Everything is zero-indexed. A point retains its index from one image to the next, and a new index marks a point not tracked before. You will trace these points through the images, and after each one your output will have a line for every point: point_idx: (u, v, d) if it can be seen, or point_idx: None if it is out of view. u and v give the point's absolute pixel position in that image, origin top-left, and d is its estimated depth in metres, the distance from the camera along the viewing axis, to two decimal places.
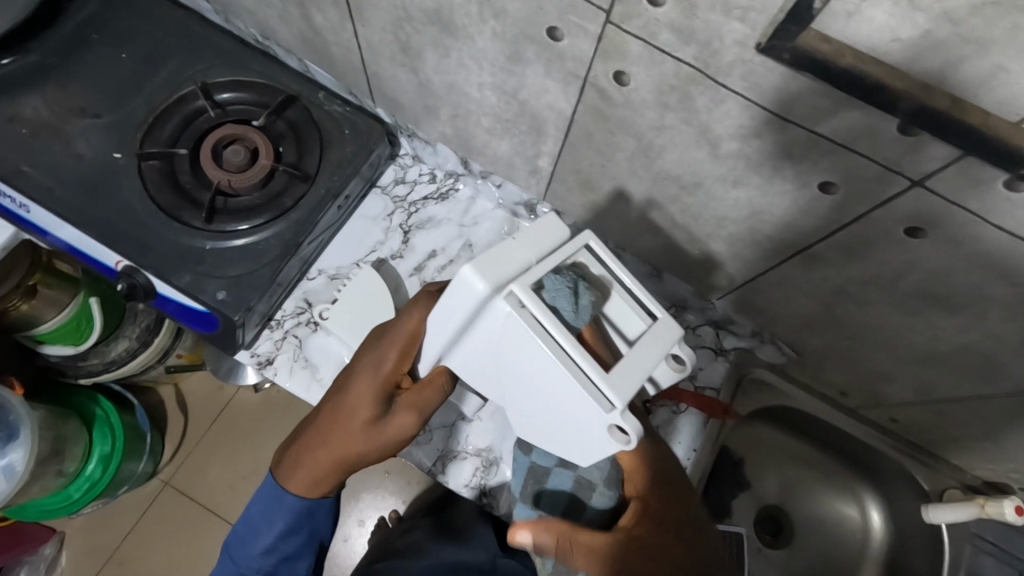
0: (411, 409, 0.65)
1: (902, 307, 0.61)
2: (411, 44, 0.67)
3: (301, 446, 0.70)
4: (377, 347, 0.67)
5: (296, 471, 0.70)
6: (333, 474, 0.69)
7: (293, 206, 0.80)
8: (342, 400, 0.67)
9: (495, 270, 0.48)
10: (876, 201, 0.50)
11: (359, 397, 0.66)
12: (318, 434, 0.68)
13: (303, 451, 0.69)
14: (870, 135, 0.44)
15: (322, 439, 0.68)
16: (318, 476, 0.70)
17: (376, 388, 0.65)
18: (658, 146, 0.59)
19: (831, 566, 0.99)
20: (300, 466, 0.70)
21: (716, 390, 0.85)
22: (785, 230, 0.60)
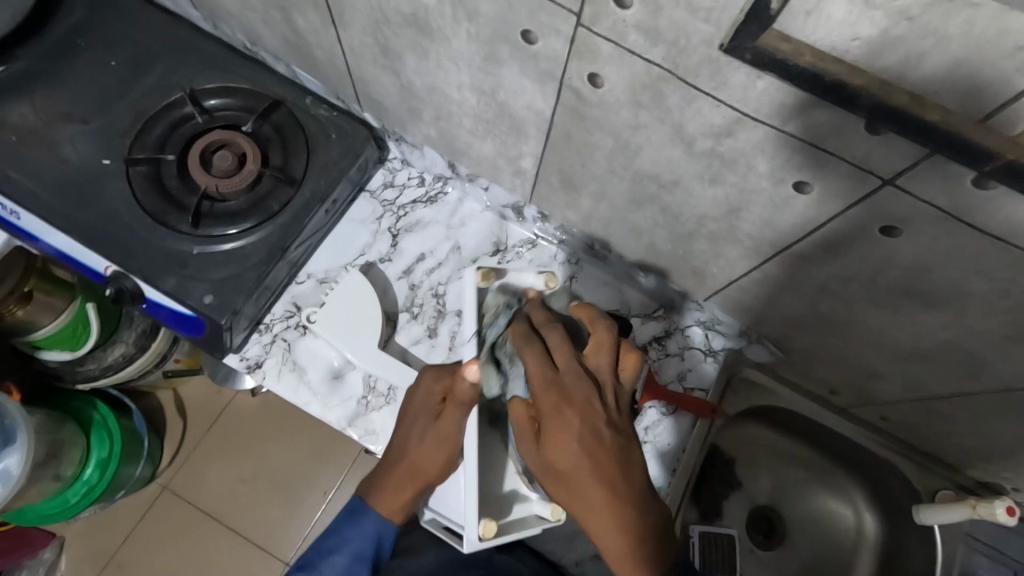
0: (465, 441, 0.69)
1: (883, 303, 0.61)
2: (391, 47, 0.67)
3: (408, 490, 0.71)
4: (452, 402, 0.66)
5: (382, 502, 0.72)
6: (412, 499, 0.72)
7: (279, 210, 0.80)
8: (442, 458, 0.68)
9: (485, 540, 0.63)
10: (851, 197, 0.50)
11: (441, 435, 0.68)
12: (427, 481, 0.70)
13: (408, 492, 0.71)
14: (836, 132, 0.44)
15: (430, 482, 0.70)
16: (404, 505, 0.72)
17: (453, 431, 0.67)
18: (636, 145, 0.59)
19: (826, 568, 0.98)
20: (386, 498, 0.72)
21: (704, 390, 0.86)
22: (764, 229, 0.60)
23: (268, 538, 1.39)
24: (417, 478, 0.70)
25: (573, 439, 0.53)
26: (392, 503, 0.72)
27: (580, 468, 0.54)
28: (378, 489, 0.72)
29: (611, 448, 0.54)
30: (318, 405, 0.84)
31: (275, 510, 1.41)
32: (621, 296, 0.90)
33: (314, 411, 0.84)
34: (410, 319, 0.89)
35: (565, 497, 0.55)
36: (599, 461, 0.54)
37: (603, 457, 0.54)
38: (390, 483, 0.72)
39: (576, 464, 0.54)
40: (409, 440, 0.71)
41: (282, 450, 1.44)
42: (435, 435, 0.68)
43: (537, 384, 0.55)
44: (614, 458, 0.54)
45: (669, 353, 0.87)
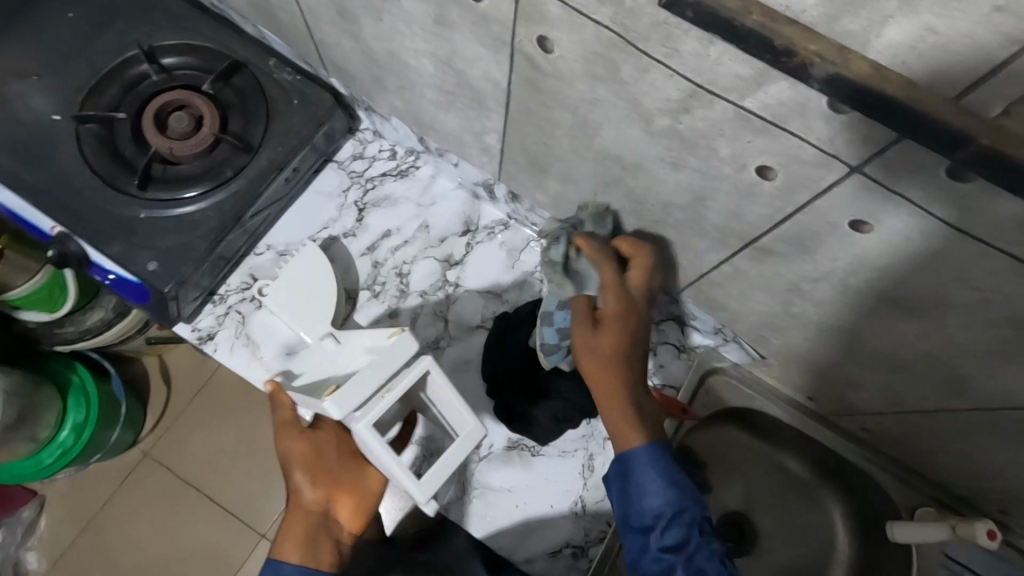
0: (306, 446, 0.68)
1: (856, 307, 0.56)
2: (346, 7, 0.62)
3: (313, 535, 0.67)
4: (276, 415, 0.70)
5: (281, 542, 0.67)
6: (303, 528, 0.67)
7: (234, 177, 0.77)
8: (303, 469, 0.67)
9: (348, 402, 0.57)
10: (816, 189, 0.45)
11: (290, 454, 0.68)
12: (323, 508, 0.68)
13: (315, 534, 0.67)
14: (797, 110, 0.39)
15: (329, 508, 0.68)
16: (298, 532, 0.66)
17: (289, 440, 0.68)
18: (595, 122, 0.54)
19: None
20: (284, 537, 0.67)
21: (675, 388, 0.86)
22: (731, 220, 0.55)
23: (242, 510, 1.39)
24: (311, 511, 0.67)
25: (620, 323, 0.63)
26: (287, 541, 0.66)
27: (618, 350, 0.62)
28: (280, 546, 0.66)
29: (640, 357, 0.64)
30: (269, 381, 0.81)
31: (251, 483, 1.40)
32: None
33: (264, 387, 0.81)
34: (370, 298, 0.86)
35: (595, 366, 0.62)
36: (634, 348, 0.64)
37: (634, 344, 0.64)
38: (291, 533, 0.66)
39: (618, 340, 0.63)
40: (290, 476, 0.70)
41: (260, 425, 1.43)
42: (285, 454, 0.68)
43: (606, 283, 0.64)
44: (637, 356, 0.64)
45: None
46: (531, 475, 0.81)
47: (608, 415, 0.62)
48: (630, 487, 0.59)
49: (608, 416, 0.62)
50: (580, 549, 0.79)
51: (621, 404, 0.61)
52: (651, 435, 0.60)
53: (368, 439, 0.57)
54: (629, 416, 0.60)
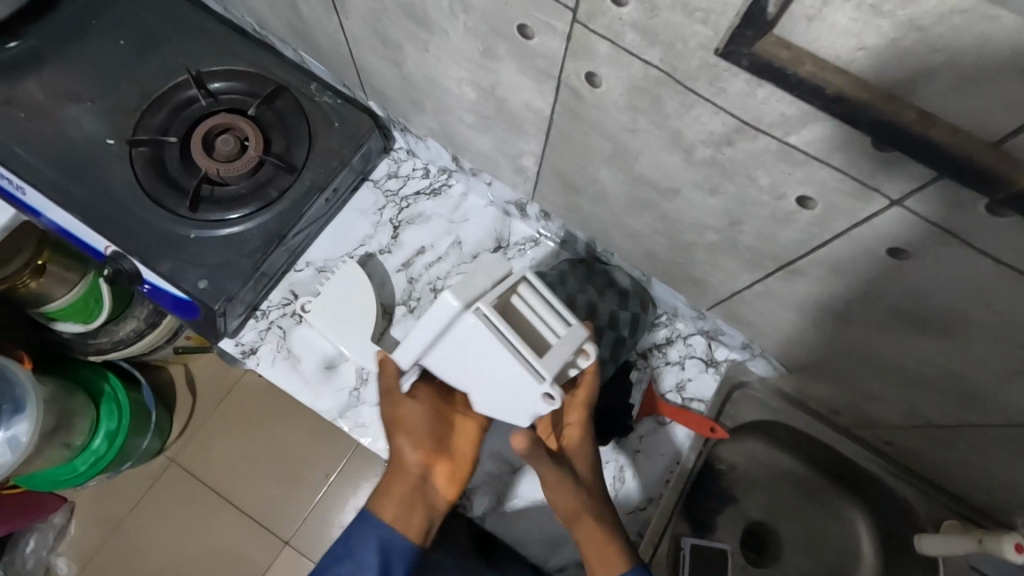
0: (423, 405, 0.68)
1: (887, 328, 0.57)
2: (391, 38, 0.65)
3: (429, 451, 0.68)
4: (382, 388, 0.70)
5: (383, 505, 0.63)
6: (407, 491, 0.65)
7: (278, 198, 0.79)
8: (424, 417, 0.68)
9: (465, 291, 0.56)
10: (853, 216, 0.47)
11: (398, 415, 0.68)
12: (423, 472, 0.67)
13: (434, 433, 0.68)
14: (841, 146, 0.41)
15: (428, 472, 0.67)
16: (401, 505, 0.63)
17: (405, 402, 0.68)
18: (634, 150, 0.56)
19: None
20: (384, 499, 0.64)
21: (703, 402, 0.87)
22: (766, 243, 0.57)
23: (266, 516, 1.41)
24: (413, 473, 0.66)
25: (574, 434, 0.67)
26: (387, 503, 0.64)
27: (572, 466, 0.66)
28: (381, 502, 0.64)
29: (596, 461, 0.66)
30: (309, 393, 0.84)
31: (276, 488, 1.43)
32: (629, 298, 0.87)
33: (305, 400, 0.84)
34: (406, 313, 0.88)
35: (563, 489, 0.63)
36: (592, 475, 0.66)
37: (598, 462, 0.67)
38: (393, 488, 0.65)
39: (586, 458, 0.66)
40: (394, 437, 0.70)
41: (284, 432, 1.46)
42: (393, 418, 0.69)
43: (580, 404, 0.65)
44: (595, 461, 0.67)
45: (670, 362, 0.88)
46: None
47: (588, 549, 0.61)
48: None
49: (590, 559, 0.61)
50: None
51: (600, 532, 0.62)
52: (633, 562, 0.60)
53: (498, 324, 0.56)
54: (610, 547, 0.61)
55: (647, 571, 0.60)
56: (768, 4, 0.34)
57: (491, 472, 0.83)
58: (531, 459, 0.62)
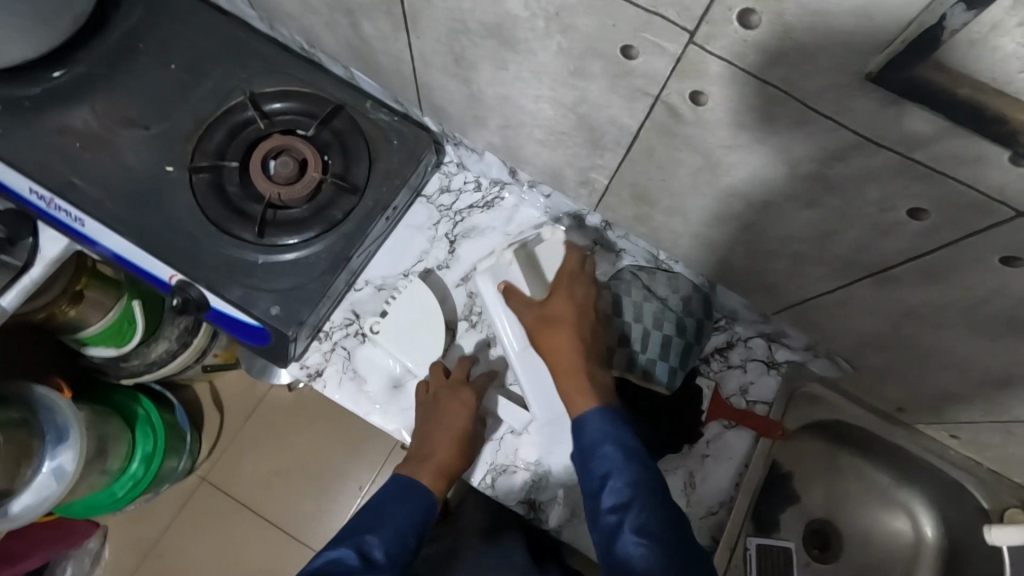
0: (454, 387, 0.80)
1: (981, 332, 0.58)
2: (466, 56, 0.65)
3: (456, 437, 0.77)
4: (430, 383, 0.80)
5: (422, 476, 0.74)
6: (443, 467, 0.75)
7: (343, 219, 0.79)
8: (458, 409, 0.78)
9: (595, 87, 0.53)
10: (968, 228, 0.47)
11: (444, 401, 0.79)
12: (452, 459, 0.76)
13: (461, 420, 0.77)
14: (972, 162, 0.41)
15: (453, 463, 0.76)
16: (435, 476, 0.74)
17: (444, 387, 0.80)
18: (728, 165, 0.57)
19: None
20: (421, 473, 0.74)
21: (766, 404, 0.87)
22: (860, 253, 0.58)
23: (302, 530, 1.40)
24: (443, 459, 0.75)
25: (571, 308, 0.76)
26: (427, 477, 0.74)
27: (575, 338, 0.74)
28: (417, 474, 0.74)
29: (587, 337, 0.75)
30: (378, 413, 0.84)
31: (311, 501, 1.42)
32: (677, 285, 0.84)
33: (374, 420, 0.84)
34: (469, 328, 0.87)
35: (551, 334, 0.75)
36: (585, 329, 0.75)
37: (589, 321, 0.76)
38: (423, 459, 0.75)
39: (573, 314, 0.76)
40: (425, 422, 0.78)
41: (317, 444, 1.44)
42: (428, 409, 0.79)
43: (565, 277, 0.78)
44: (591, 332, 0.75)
45: (732, 365, 0.88)
46: None
47: (563, 381, 0.72)
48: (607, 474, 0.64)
49: (566, 388, 0.71)
50: None
51: (573, 364, 0.72)
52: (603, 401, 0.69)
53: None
54: (581, 378, 0.71)
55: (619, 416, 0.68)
56: (941, 31, 0.34)
57: (565, 486, 0.82)
58: (521, 306, 0.79)
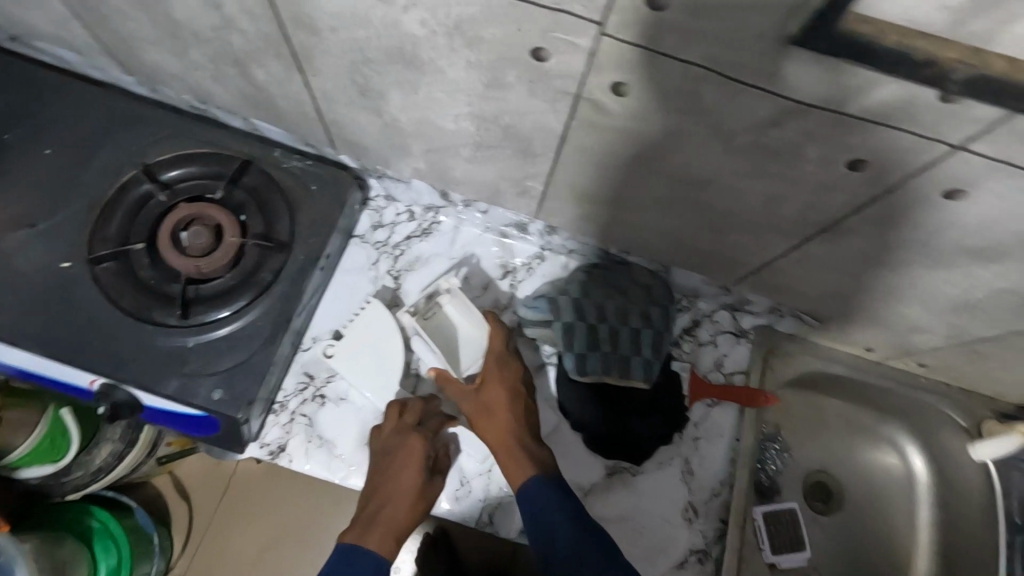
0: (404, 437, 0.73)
1: (937, 263, 0.59)
2: (372, 86, 0.61)
3: (410, 491, 0.70)
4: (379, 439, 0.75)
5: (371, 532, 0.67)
6: (400, 524, 0.68)
7: (273, 280, 0.73)
8: (413, 457, 0.72)
9: None
10: (909, 171, 0.47)
11: (393, 453, 0.73)
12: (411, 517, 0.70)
13: (412, 471, 0.71)
14: (905, 107, 0.41)
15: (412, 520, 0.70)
16: (390, 532, 0.67)
17: (390, 437, 0.74)
18: (666, 150, 0.55)
19: (893, 536, 0.93)
20: (373, 530, 0.67)
21: (744, 372, 0.87)
22: (809, 212, 0.57)
23: None
24: (401, 516, 0.69)
25: (499, 382, 0.75)
26: (382, 536, 0.67)
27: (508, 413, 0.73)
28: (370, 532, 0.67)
29: (517, 409, 0.74)
30: (356, 476, 0.77)
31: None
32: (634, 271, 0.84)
33: (352, 484, 0.77)
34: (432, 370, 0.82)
35: (488, 421, 0.73)
36: (519, 409, 0.74)
37: (521, 399, 0.75)
38: (371, 519, 0.68)
39: (503, 398, 0.74)
40: (378, 476, 0.72)
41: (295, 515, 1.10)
42: (381, 468, 0.73)
43: (492, 359, 0.76)
44: (523, 405, 0.75)
45: (703, 343, 0.88)
46: (637, 496, 0.81)
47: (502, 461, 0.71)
48: (538, 514, 0.65)
49: (503, 462, 0.71)
50: (704, 552, 0.79)
51: (508, 444, 0.71)
52: (540, 467, 0.69)
53: None
54: (518, 454, 0.70)
55: (557, 479, 0.68)
56: None
57: None
58: (457, 394, 0.75)
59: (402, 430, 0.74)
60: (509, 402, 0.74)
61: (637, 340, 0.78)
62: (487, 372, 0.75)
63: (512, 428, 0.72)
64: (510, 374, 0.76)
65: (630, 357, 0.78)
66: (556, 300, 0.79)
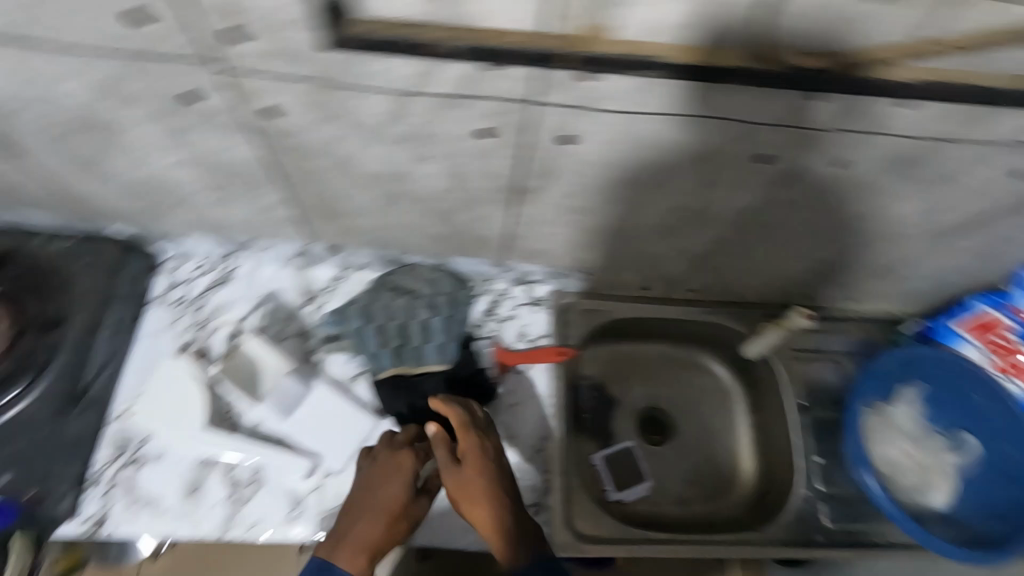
0: (404, 472, 0.71)
1: (616, 198, 0.69)
2: (84, 155, 0.66)
3: (378, 520, 0.67)
4: (360, 480, 0.72)
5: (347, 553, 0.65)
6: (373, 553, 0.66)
7: (54, 359, 0.80)
8: (391, 502, 0.69)
9: None
10: (521, 128, 0.57)
11: (397, 462, 0.72)
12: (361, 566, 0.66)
13: (400, 486, 0.70)
14: (467, 79, 0.50)
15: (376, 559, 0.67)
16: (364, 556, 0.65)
17: (366, 478, 0.71)
18: (350, 156, 0.63)
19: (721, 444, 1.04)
20: (342, 551, 0.65)
21: (546, 335, 0.96)
22: (494, 180, 0.66)
23: None
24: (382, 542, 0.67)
25: (478, 459, 0.70)
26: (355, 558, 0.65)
27: (490, 489, 0.69)
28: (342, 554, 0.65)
29: (496, 477, 0.70)
30: (186, 525, 0.79)
31: None
32: (418, 269, 0.92)
33: (182, 534, 0.78)
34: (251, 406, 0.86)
35: (471, 499, 0.68)
36: (496, 464, 0.71)
37: (502, 476, 0.71)
38: (345, 535, 0.67)
39: (483, 478, 0.69)
40: (343, 518, 0.69)
41: None
42: (374, 503, 0.69)
43: (458, 433, 0.72)
44: (504, 473, 0.72)
45: (505, 318, 0.97)
46: None
47: (479, 525, 0.68)
48: None
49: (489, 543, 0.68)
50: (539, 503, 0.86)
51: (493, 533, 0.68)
52: (525, 556, 0.66)
53: None
54: (504, 541, 0.67)
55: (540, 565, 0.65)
56: None
57: None
58: (466, 451, 0.71)
59: (395, 463, 0.71)
60: (466, 485, 0.69)
61: (427, 329, 0.86)
62: (467, 445, 0.71)
63: (489, 506, 0.68)
64: (490, 458, 0.71)
65: (422, 344, 0.85)
66: (346, 313, 0.88)
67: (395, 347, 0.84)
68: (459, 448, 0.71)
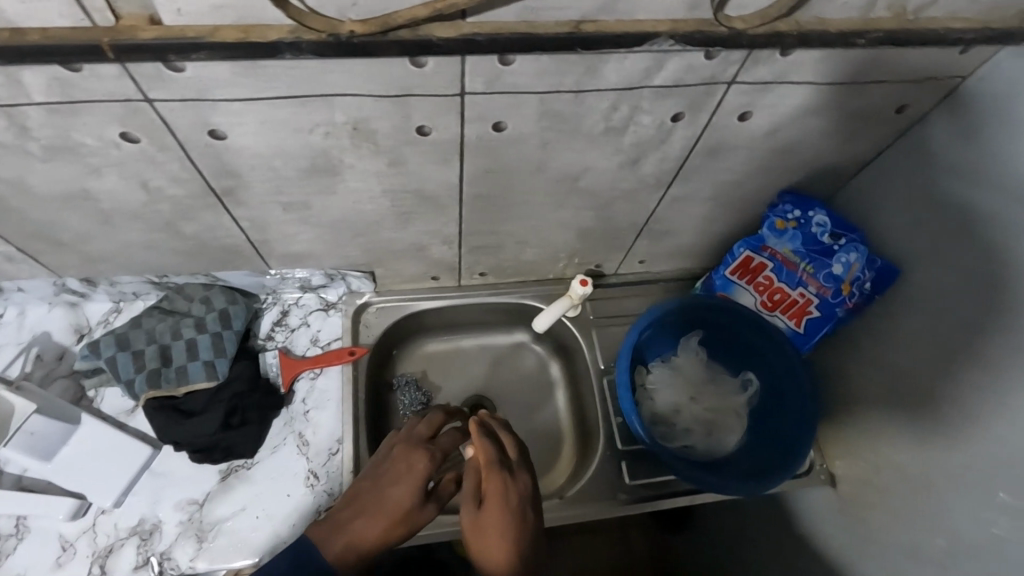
0: (409, 481, 0.65)
1: (322, 188, 0.70)
2: None
3: (394, 510, 0.63)
4: (400, 458, 0.67)
5: (335, 543, 0.61)
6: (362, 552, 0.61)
7: None
8: (409, 498, 0.64)
9: None
10: (161, 128, 0.57)
11: (407, 463, 0.67)
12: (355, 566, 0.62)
13: (410, 487, 0.65)
14: (62, 85, 0.51)
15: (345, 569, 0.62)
16: (357, 552, 0.61)
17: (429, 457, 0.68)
18: (18, 177, 0.62)
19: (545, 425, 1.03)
20: (340, 537, 0.61)
21: (339, 339, 0.96)
22: (186, 186, 0.66)
23: None
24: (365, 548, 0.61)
25: (502, 497, 0.62)
26: (343, 553, 0.61)
27: (512, 525, 0.60)
28: (333, 542, 0.61)
29: (515, 523, 0.60)
30: None
31: None
32: (187, 289, 0.90)
33: None
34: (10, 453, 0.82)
35: (478, 533, 0.60)
36: (520, 504, 0.62)
37: (521, 523, 0.61)
38: (347, 521, 0.62)
39: (504, 515, 0.61)
40: (384, 486, 0.65)
41: None
42: (382, 503, 0.64)
43: (486, 467, 0.64)
44: (524, 523, 0.61)
45: (296, 328, 0.96)
46: (252, 485, 0.84)
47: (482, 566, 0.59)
48: None
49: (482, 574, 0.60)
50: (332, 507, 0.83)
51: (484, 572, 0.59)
52: None
53: None
54: None
55: None
56: None
57: (181, 521, 0.82)
58: (491, 482, 0.63)
59: (433, 452, 0.68)
60: (515, 515, 0.61)
61: (190, 348, 0.86)
62: (500, 482, 0.63)
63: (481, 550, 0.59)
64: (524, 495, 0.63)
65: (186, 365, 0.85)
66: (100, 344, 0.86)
67: (155, 370, 0.84)
68: (489, 478, 0.63)
